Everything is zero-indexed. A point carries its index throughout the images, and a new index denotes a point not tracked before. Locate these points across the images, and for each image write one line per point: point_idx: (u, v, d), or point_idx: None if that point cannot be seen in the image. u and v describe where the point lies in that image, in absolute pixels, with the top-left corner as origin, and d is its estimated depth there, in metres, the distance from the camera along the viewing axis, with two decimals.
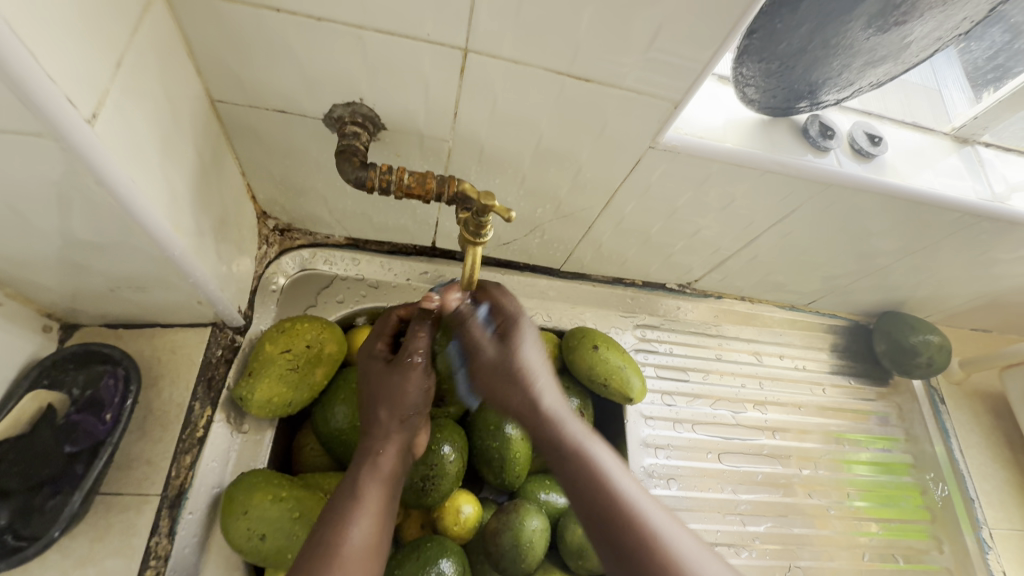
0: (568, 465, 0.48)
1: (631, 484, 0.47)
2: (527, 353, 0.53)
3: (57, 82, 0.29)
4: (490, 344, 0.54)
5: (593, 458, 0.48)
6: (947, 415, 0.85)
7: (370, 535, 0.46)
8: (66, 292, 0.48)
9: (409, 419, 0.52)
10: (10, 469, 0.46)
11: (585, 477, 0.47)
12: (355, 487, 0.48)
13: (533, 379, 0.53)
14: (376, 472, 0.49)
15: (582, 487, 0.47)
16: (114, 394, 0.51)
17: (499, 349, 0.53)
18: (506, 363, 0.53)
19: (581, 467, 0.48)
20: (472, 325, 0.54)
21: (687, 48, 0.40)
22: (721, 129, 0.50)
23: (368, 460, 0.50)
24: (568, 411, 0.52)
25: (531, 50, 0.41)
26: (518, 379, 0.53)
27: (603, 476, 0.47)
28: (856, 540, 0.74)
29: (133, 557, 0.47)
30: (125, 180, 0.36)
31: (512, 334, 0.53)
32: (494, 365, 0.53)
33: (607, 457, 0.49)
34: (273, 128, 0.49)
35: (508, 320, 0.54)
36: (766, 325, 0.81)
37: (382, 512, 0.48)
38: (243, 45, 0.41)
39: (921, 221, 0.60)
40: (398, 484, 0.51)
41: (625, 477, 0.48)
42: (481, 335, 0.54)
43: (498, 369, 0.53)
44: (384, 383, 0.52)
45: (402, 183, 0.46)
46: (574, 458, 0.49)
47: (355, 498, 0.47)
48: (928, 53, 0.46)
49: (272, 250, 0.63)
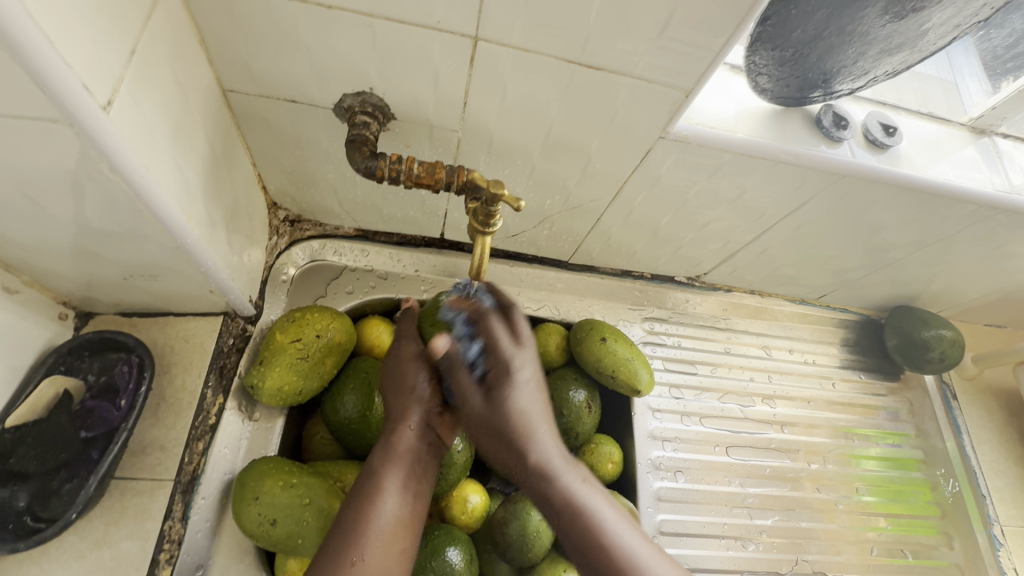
0: (562, 516, 0.47)
1: (631, 535, 0.46)
2: (525, 399, 0.49)
3: (74, 68, 0.29)
4: (476, 395, 0.50)
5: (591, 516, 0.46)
6: (959, 411, 0.84)
7: (401, 516, 0.47)
8: (81, 281, 0.49)
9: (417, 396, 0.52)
10: (27, 453, 0.47)
11: (579, 532, 0.46)
12: (374, 470, 0.48)
13: (530, 435, 0.48)
14: (396, 456, 0.49)
15: (576, 539, 0.46)
16: (129, 380, 0.52)
17: (487, 401, 0.49)
18: (494, 419, 0.49)
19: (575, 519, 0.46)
20: (461, 369, 0.51)
21: (698, 36, 0.40)
22: (733, 119, 0.50)
23: (384, 443, 0.50)
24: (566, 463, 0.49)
25: (541, 38, 0.40)
26: (512, 431, 0.48)
27: (590, 520, 0.46)
28: (864, 535, 0.73)
29: (148, 540, 0.48)
30: (138, 168, 0.36)
31: (500, 384, 0.49)
32: (480, 415, 0.50)
33: (603, 507, 0.47)
34: (283, 118, 0.49)
35: (498, 367, 0.49)
36: (775, 318, 0.80)
37: (408, 493, 0.48)
38: (254, 33, 0.41)
39: (936, 214, 0.59)
40: (426, 464, 0.51)
41: (622, 527, 0.46)
42: (470, 385, 0.51)
43: (485, 423, 0.50)
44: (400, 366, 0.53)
45: (411, 172, 0.46)
46: (566, 507, 0.47)
47: (376, 478, 0.48)
48: (946, 41, 0.46)
49: (282, 240, 0.63)
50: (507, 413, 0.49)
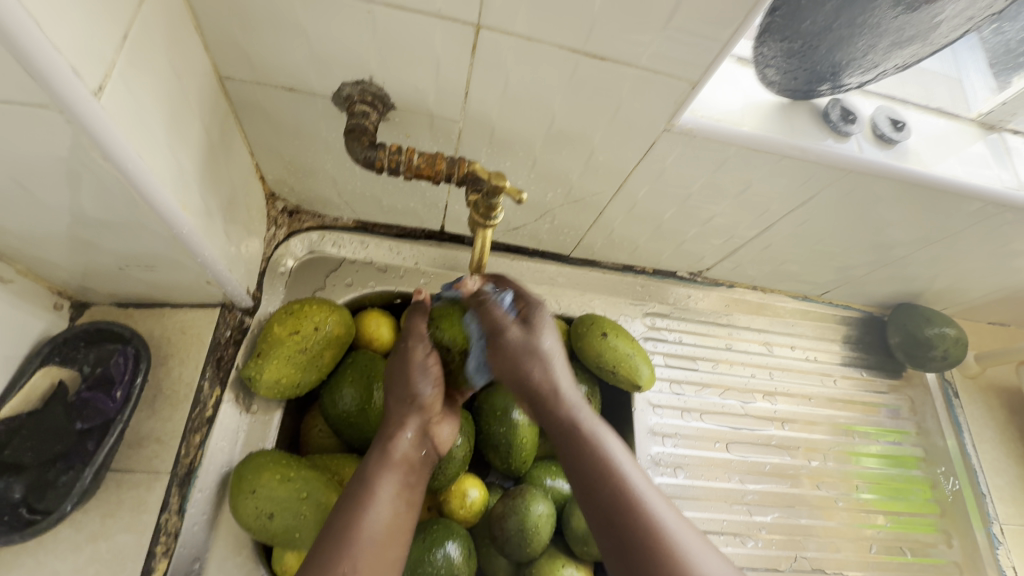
0: (578, 453, 0.47)
1: (645, 481, 0.45)
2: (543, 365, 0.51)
3: (61, 51, 0.28)
4: (512, 328, 0.51)
5: (604, 453, 0.46)
6: (961, 409, 0.84)
7: (393, 523, 0.47)
8: (76, 270, 0.48)
9: (417, 403, 0.51)
10: (22, 445, 0.46)
11: (596, 471, 0.46)
12: (368, 475, 0.48)
13: (557, 388, 0.51)
14: (390, 463, 0.49)
15: (591, 472, 0.46)
16: (124, 372, 0.51)
17: (523, 334, 0.51)
18: (531, 344, 0.51)
19: (591, 454, 0.47)
20: (492, 303, 0.51)
21: (706, 26, 0.39)
22: (739, 113, 0.49)
23: (381, 448, 0.50)
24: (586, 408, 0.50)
25: (544, 27, 0.39)
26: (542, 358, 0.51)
27: (606, 460, 0.46)
28: (863, 533, 0.73)
29: (144, 533, 0.48)
30: (132, 156, 0.35)
31: (531, 328, 0.51)
32: (516, 347, 0.51)
33: (621, 453, 0.47)
34: (281, 107, 0.48)
35: (531, 304, 0.53)
36: (777, 315, 0.80)
37: (401, 502, 0.48)
38: (252, 20, 0.40)
39: (942, 211, 0.58)
40: (420, 473, 0.51)
41: (640, 475, 0.45)
42: (502, 316, 0.51)
43: (523, 349, 0.51)
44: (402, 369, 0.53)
45: (411, 163, 0.45)
46: (581, 443, 0.48)
47: (370, 484, 0.47)
48: (959, 34, 0.45)
49: (281, 231, 0.62)
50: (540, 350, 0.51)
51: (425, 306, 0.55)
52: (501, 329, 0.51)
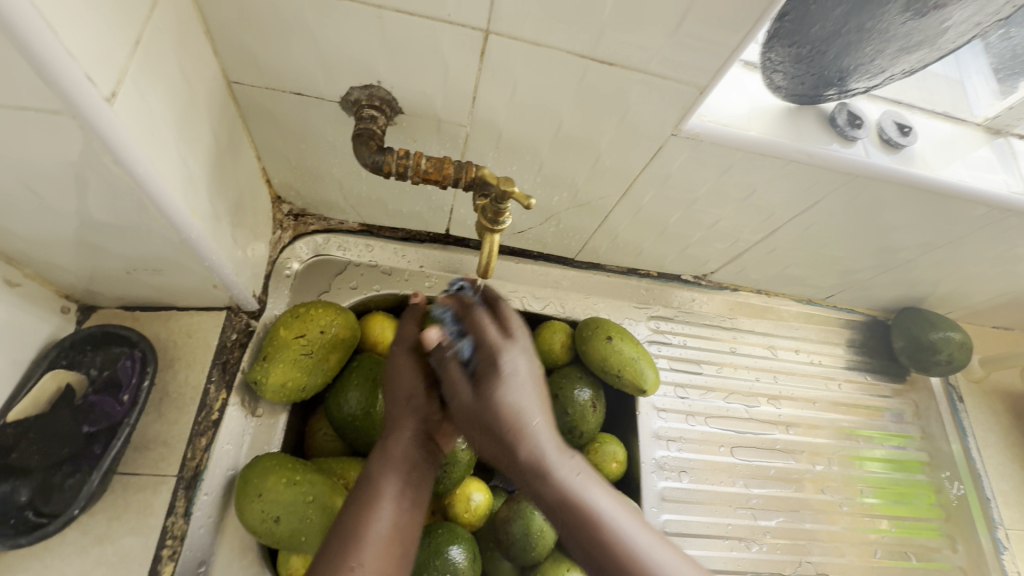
0: (541, 488, 0.44)
1: (610, 505, 0.44)
2: (514, 393, 0.46)
3: (77, 58, 0.29)
4: (467, 389, 0.46)
5: (585, 503, 0.43)
6: (965, 413, 0.84)
7: (398, 524, 0.46)
8: (84, 274, 0.48)
9: (414, 403, 0.50)
10: (29, 448, 0.46)
11: (556, 499, 0.44)
12: (370, 477, 0.47)
13: (519, 419, 0.45)
14: (392, 463, 0.48)
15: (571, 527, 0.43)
16: (131, 375, 0.51)
17: (477, 394, 0.46)
18: (483, 413, 0.45)
19: (571, 508, 0.43)
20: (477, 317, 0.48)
21: (715, 32, 0.39)
22: (745, 118, 0.49)
23: (381, 449, 0.49)
24: (558, 448, 0.46)
25: (553, 33, 0.40)
26: (501, 419, 0.45)
27: (570, 496, 0.43)
28: (867, 537, 0.73)
29: (151, 536, 0.48)
30: (143, 160, 0.35)
31: (490, 377, 0.46)
32: (492, 370, 0.46)
33: (578, 477, 0.45)
34: (289, 111, 0.49)
35: (491, 348, 0.47)
36: (781, 318, 0.80)
37: (406, 501, 0.47)
38: (262, 25, 0.40)
39: (948, 216, 0.58)
40: (425, 472, 0.49)
41: (619, 514, 0.43)
42: (458, 376, 0.47)
43: (473, 416, 0.46)
44: (402, 369, 0.51)
45: (419, 168, 0.45)
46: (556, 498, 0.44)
47: (372, 486, 0.46)
48: (966, 40, 0.45)
49: (286, 234, 0.63)
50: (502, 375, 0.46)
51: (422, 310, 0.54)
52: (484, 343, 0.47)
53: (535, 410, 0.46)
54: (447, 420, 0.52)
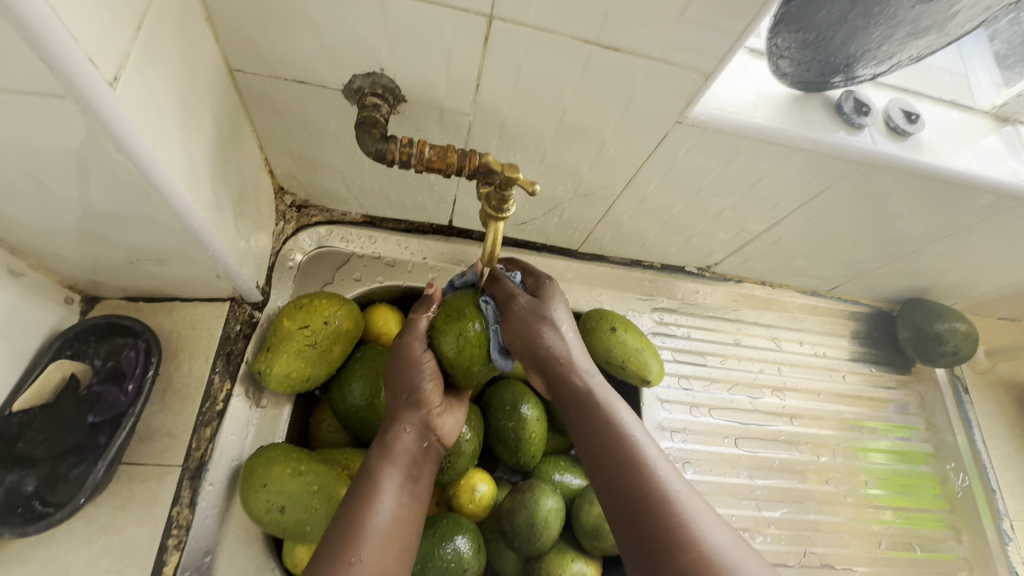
0: (602, 448, 0.43)
1: (674, 475, 0.40)
2: (558, 340, 0.49)
3: (78, 41, 0.28)
4: (519, 295, 0.51)
5: (620, 429, 0.43)
6: (971, 405, 0.83)
7: (397, 516, 0.45)
8: (87, 264, 0.48)
9: (413, 397, 0.49)
10: (35, 438, 0.46)
11: (613, 453, 0.42)
12: (370, 471, 0.46)
13: (569, 361, 0.49)
14: (390, 457, 0.47)
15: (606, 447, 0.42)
16: (136, 365, 0.51)
17: (529, 300, 0.50)
18: (532, 312, 0.50)
19: (606, 435, 0.43)
20: (505, 279, 0.52)
21: (720, 17, 0.38)
22: (751, 105, 0.48)
23: (380, 442, 0.48)
24: (601, 385, 0.48)
25: (557, 18, 0.39)
26: (549, 322, 0.50)
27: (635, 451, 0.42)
28: (872, 528, 0.73)
29: (156, 525, 0.48)
30: (146, 148, 0.35)
31: (540, 297, 0.51)
32: (525, 312, 0.50)
33: (635, 425, 0.44)
34: (291, 100, 0.48)
35: (538, 280, 0.54)
36: (785, 310, 0.79)
37: (406, 494, 0.46)
38: (264, 12, 0.40)
39: (954, 205, 0.58)
40: (424, 466, 0.49)
41: (653, 449, 0.42)
42: (513, 287, 0.51)
43: (523, 317, 0.49)
44: (400, 360, 0.50)
45: (422, 156, 0.45)
46: (591, 409, 0.45)
47: (372, 480, 0.46)
48: (975, 24, 0.44)
49: (289, 225, 0.62)
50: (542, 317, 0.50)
51: (436, 300, 0.53)
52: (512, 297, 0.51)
53: (570, 330, 0.51)
54: (446, 411, 0.51)
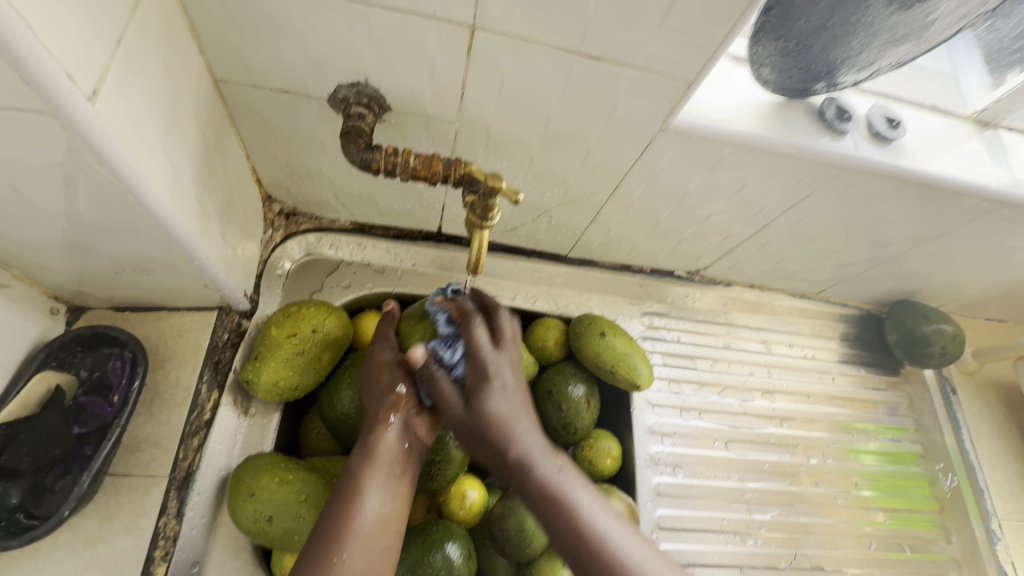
0: (546, 510, 0.46)
1: (606, 518, 0.46)
2: (501, 403, 0.48)
3: (57, 58, 0.29)
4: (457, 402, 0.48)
5: (572, 504, 0.46)
6: (959, 405, 0.84)
7: (381, 516, 0.46)
8: (73, 275, 0.48)
9: (391, 394, 0.50)
10: (19, 450, 0.45)
11: (559, 518, 0.46)
12: (353, 471, 0.47)
13: (511, 426, 0.48)
14: (373, 457, 0.47)
15: (562, 533, 0.45)
16: (121, 376, 0.51)
17: (469, 408, 0.48)
18: (477, 424, 0.48)
19: (560, 512, 0.46)
20: (442, 379, 0.49)
21: (701, 26, 0.39)
22: (734, 112, 0.49)
23: (363, 442, 0.48)
24: (545, 451, 0.49)
25: (539, 28, 0.39)
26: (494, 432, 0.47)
27: (579, 517, 0.46)
28: (863, 530, 0.73)
29: (142, 537, 0.48)
30: (128, 160, 0.35)
31: (478, 389, 0.48)
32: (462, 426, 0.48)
33: (583, 495, 0.47)
34: (277, 109, 0.48)
35: (478, 373, 0.48)
36: (775, 313, 0.80)
37: (389, 493, 0.47)
38: (247, 23, 0.40)
39: (938, 208, 0.58)
40: (407, 463, 0.49)
41: (603, 516, 0.46)
42: (449, 390, 0.48)
43: (467, 429, 0.48)
44: (374, 371, 0.52)
45: (407, 165, 0.45)
46: (544, 496, 0.47)
47: (354, 478, 0.46)
48: (953, 32, 0.45)
49: (277, 234, 0.62)
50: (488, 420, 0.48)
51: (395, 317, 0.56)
52: (473, 351, 0.48)
53: (523, 420, 0.49)
54: (427, 409, 0.52)
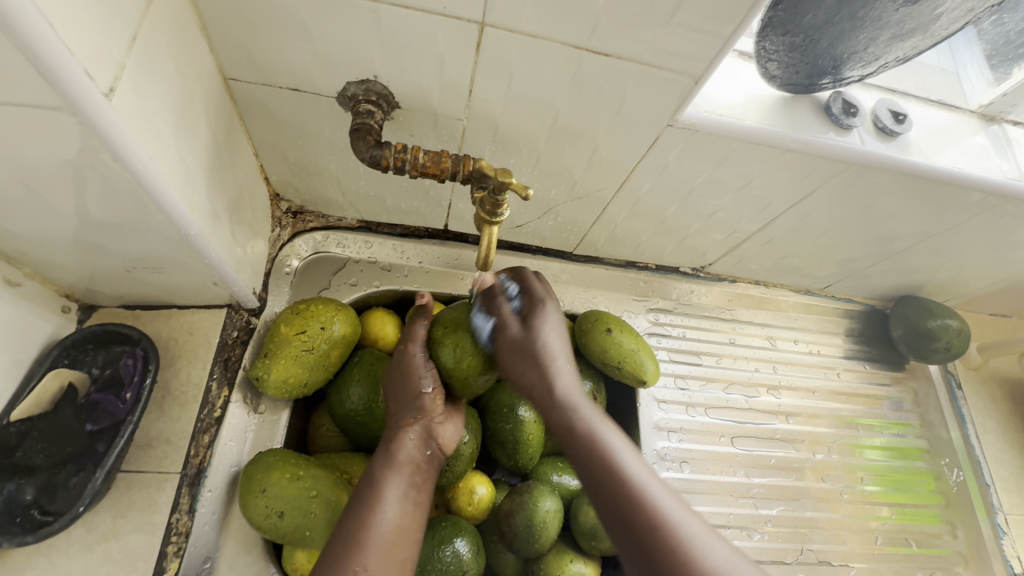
0: (584, 448, 0.47)
1: (643, 468, 0.45)
2: (550, 330, 0.52)
3: (75, 54, 0.29)
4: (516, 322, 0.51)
5: (607, 447, 0.47)
6: (964, 400, 0.84)
7: (401, 524, 0.47)
8: (84, 273, 0.48)
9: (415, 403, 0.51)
10: (33, 447, 0.46)
11: (597, 459, 0.46)
12: (374, 479, 0.48)
13: (554, 360, 0.51)
14: (395, 465, 0.49)
15: (601, 479, 0.45)
16: (134, 373, 0.51)
17: (525, 326, 0.51)
18: (532, 341, 0.51)
19: (595, 451, 0.46)
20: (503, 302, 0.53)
21: (709, 22, 0.39)
22: (741, 107, 0.49)
23: (385, 453, 0.50)
24: (584, 399, 0.51)
25: (548, 24, 0.40)
26: (538, 358, 0.50)
27: (615, 461, 0.45)
28: (868, 524, 0.73)
29: (155, 534, 0.48)
30: (142, 157, 0.36)
31: (535, 315, 0.52)
32: (516, 344, 0.50)
33: (618, 443, 0.47)
34: (287, 108, 0.49)
35: (534, 302, 0.53)
36: (780, 309, 0.80)
37: (408, 502, 0.48)
38: (258, 21, 0.41)
39: (944, 203, 0.58)
40: (425, 473, 0.51)
41: (638, 464, 0.46)
42: (507, 312, 0.52)
43: (519, 345, 0.50)
44: (400, 374, 0.52)
45: (417, 162, 0.45)
46: (581, 438, 0.48)
47: (375, 488, 0.47)
48: (959, 26, 0.45)
49: (285, 232, 0.63)
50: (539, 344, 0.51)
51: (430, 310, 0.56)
52: (540, 299, 0.53)
53: (563, 358, 0.52)
54: (447, 420, 0.53)
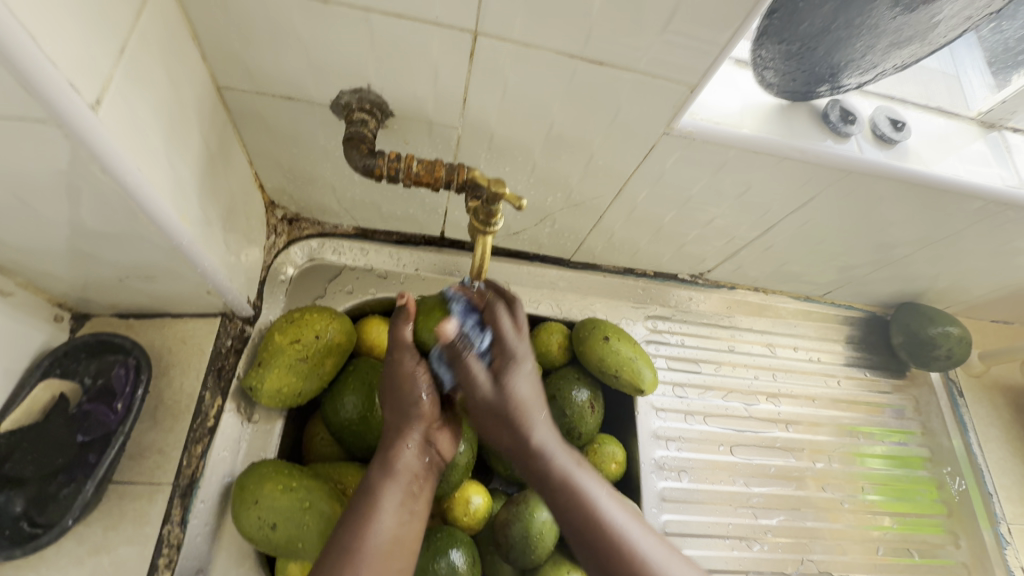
0: (560, 492, 0.48)
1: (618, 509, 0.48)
2: (521, 383, 0.50)
3: (58, 66, 0.28)
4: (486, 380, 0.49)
5: (584, 491, 0.48)
6: (966, 408, 0.84)
7: (396, 537, 0.46)
8: (78, 282, 0.48)
9: (414, 409, 0.51)
10: (24, 458, 0.46)
11: (575, 506, 0.47)
12: (370, 489, 0.47)
13: (527, 417, 0.49)
14: (392, 475, 0.48)
15: (576, 519, 0.47)
16: (126, 383, 0.51)
17: (497, 386, 0.49)
18: (502, 405, 0.49)
19: (573, 497, 0.47)
20: (470, 358, 0.50)
21: (704, 30, 0.39)
22: (738, 115, 0.49)
23: (381, 460, 0.49)
24: (557, 442, 0.50)
25: (542, 33, 0.39)
26: (513, 417, 0.49)
27: (593, 507, 0.47)
28: (870, 534, 0.73)
29: (147, 544, 0.48)
30: (131, 168, 0.35)
31: (506, 371, 0.50)
32: (489, 404, 0.49)
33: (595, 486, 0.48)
34: (279, 115, 0.48)
35: (506, 353, 0.50)
36: (779, 316, 0.79)
37: (405, 513, 0.48)
38: (249, 30, 0.40)
39: (945, 210, 0.58)
40: (425, 482, 0.50)
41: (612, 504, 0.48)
42: (477, 370, 0.50)
43: (490, 410, 0.49)
44: (399, 379, 0.51)
45: (410, 171, 0.45)
46: (558, 485, 0.48)
47: (372, 498, 0.47)
48: (957, 34, 0.45)
49: (280, 239, 0.62)
50: (512, 402, 0.49)
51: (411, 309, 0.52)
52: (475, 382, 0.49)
53: (536, 405, 0.50)
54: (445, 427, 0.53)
